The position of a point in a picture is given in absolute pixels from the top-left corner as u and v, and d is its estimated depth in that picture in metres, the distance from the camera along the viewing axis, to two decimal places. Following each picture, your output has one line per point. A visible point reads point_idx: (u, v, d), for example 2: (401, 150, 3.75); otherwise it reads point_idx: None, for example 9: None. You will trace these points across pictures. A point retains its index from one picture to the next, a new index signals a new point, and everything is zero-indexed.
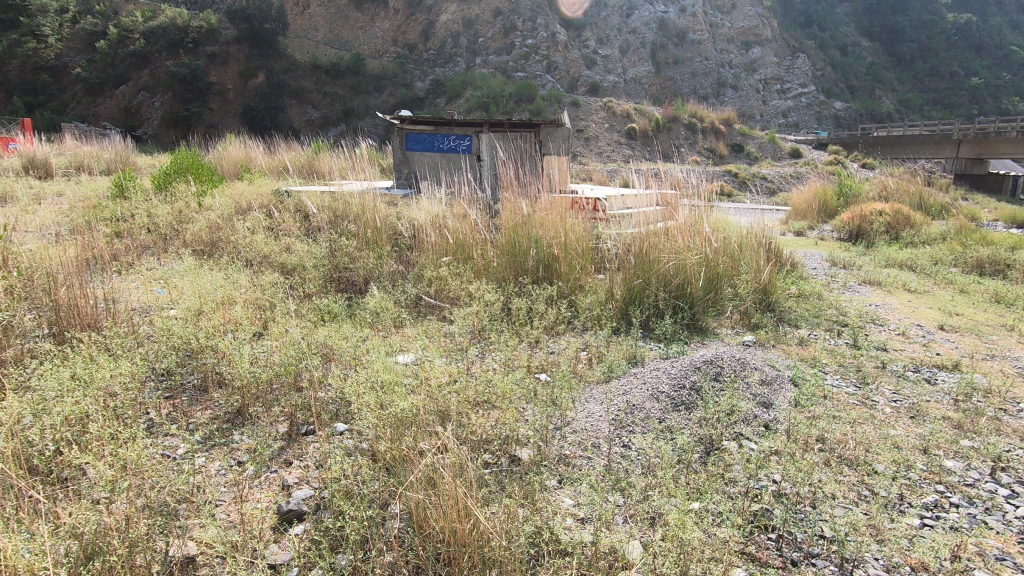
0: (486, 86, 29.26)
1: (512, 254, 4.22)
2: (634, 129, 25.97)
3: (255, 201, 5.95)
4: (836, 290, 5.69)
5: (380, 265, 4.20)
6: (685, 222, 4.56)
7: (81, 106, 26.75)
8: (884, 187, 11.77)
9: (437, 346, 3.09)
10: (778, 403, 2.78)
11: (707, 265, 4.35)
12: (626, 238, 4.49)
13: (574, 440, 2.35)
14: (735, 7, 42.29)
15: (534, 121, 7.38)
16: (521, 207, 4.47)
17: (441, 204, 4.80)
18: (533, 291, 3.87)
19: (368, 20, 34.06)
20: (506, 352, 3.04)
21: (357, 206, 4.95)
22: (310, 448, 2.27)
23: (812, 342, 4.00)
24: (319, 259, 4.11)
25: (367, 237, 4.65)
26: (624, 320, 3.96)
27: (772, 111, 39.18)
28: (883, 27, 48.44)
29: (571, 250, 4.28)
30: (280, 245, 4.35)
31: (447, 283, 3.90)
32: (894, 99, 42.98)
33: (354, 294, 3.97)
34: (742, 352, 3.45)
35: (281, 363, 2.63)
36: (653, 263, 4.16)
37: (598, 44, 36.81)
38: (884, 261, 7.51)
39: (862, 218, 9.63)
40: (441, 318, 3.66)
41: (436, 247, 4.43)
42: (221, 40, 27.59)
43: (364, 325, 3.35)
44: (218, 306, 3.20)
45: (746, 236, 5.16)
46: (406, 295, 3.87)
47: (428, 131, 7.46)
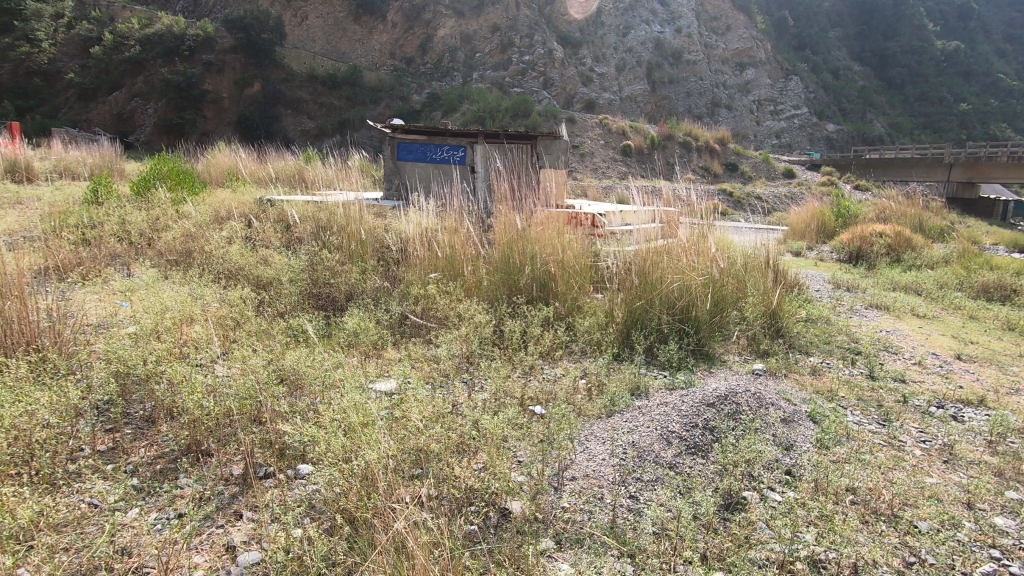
0: (482, 100, 29.30)
1: (505, 272, 3.94)
2: (629, 146, 25.97)
3: (235, 209, 5.65)
4: (844, 313, 5.44)
5: (364, 281, 3.90)
6: (688, 241, 4.29)
7: (72, 111, 26.42)
8: (883, 209, 11.67)
9: (418, 373, 2.80)
10: (798, 445, 2.50)
11: (713, 286, 4.09)
12: (627, 255, 4.23)
13: (574, 489, 2.04)
14: (730, 28, 42.79)
15: (530, 133, 7.18)
16: (515, 220, 4.19)
17: (431, 215, 4.51)
18: (527, 312, 3.60)
19: (366, 33, 34.07)
20: (495, 383, 2.74)
21: (342, 216, 4.66)
22: (265, 495, 1.95)
23: (826, 372, 3.75)
24: (297, 274, 3.80)
25: (351, 250, 4.36)
26: (626, 344, 3.69)
27: (766, 132, 39.48)
28: (874, 52, 49.21)
29: (569, 267, 3.99)
30: (257, 257, 4.03)
31: (434, 302, 3.61)
32: (885, 123, 43.52)
33: (334, 312, 3.66)
34: (754, 384, 3.18)
35: (237, 392, 2.30)
36: (656, 284, 3.90)
37: (594, 62, 36.98)
38: (888, 284, 7.31)
39: (863, 239, 9.51)
40: (426, 340, 3.36)
41: (423, 260, 4.14)
42: (218, 49, 27.42)
43: (340, 348, 3.05)
44: (179, 324, 2.90)
45: (750, 256, 4.92)
46: (390, 315, 3.56)
47: (421, 140, 7.23)
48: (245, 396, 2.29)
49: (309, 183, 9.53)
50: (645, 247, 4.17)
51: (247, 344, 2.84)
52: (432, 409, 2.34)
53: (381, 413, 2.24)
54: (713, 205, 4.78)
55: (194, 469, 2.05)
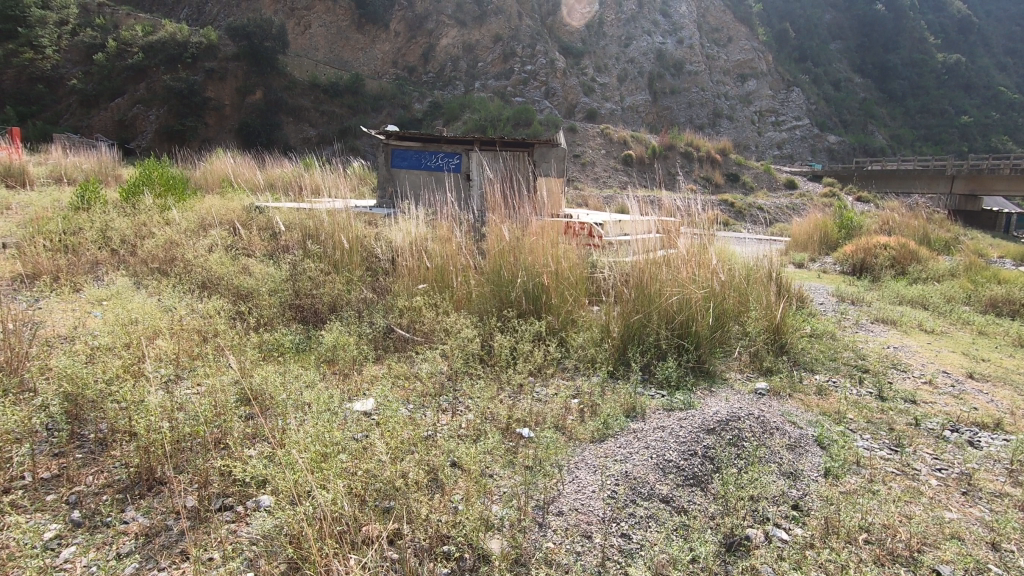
0: (484, 109, 29.31)
1: (496, 284, 3.77)
2: (631, 155, 25.90)
3: (222, 216, 5.50)
4: (849, 329, 5.26)
5: (349, 292, 3.74)
6: (688, 253, 4.12)
7: (74, 117, 26.42)
8: (887, 221, 11.52)
9: (398, 394, 2.63)
10: (805, 474, 2.32)
11: (714, 300, 3.92)
12: (625, 266, 4.05)
13: (560, 525, 1.86)
14: (731, 40, 42.96)
15: (527, 141, 7.05)
16: (507, 230, 4.03)
17: (421, 224, 4.35)
18: (518, 326, 3.42)
19: (369, 41, 34.18)
20: (481, 403, 2.57)
21: (329, 224, 4.50)
22: (220, 530, 1.78)
23: (833, 392, 3.56)
24: (279, 284, 3.64)
25: (337, 259, 4.20)
26: (622, 362, 3.53)
27: (767, 142, 39.47)
28: (875, 64, 49.34)
29: (564, 280, 3.83)
30: (237, 266, 3.86)
31: (422, 313, 3.45)
32: (886, 135, 43.46)
33: (315, 324, 3.49)
34: (757, 406, 2.99)
35: (195, 413, 2.12)
36: (654, 298, 3.73)
37: (596, 72, 37.08)
38: (893, 297, 7.13)
39: (866, 251, 9.36)
40: (410, 356, 3.19)
41: (412, 271, 3.98)
42: (221, 56, 27.47)
43: (316, 365, 2.87)
44: (146, 339, 2.73)
45: (752, 268, 4.75)
46: (374, 328, 3.42)
47: (415, 147, 7.09)
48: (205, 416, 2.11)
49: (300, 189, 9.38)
50: (643, 258, 4.00)
51: (218, 363, 2.67)
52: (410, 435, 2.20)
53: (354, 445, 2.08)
54: (713, 216, 4.61)
55: (144, 500, 1.88)
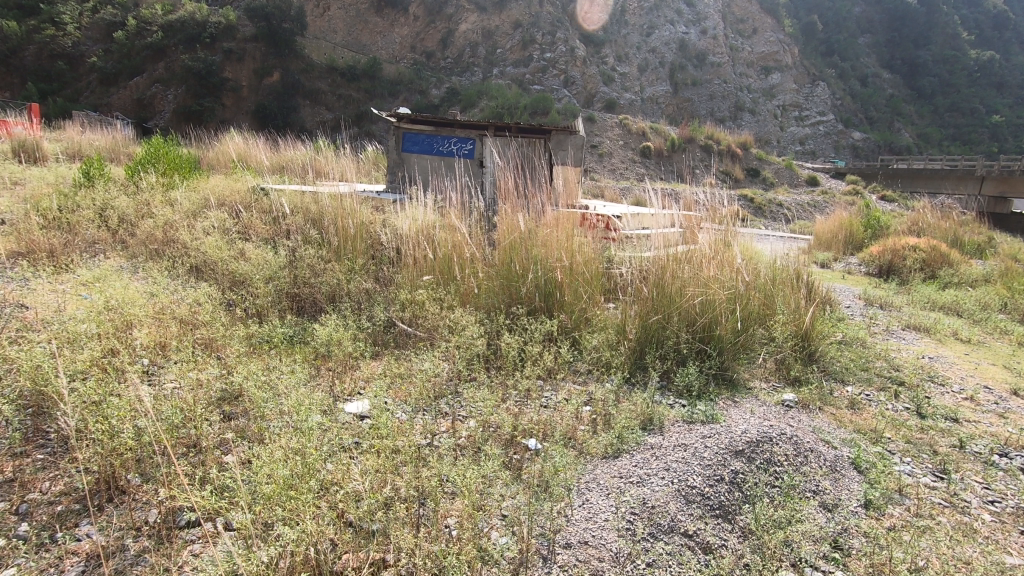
0: (501, 97, 28.92)
1: (506, 279, 3.52)
2: (649, 147, 25.40)
3: (225, 197, 5.31)
4: (880, 335, 4.96)
5: (350, 281, 3.54)
6: (713, 250, 3.85)
7: (93, 95, 26.47)
8: (915, 222, 11.08)
9: (393, 398, 2.44)
10: (845, 505, 2.06)
11: (740, 302, 3.65)
12: (642, 262, 3.78)
13: (566, 561, 1.64)
14: (757, 31, 41.97)
15: (544, 127, 6.77)
16: (520, 221, 3.78)
17: (429, 211, 4.13)
18: (528, 324, 3.19)
19: (387, 25, 33.87)
20: (482, 414, 2.37)
21: (333, 209, 4.26)
22: (182, 553, 1.58)
23: (867, 407, 3.29)
24: (275, 271, 3.43)
25: (341, 245, 3.98)
26: (639, 366, 3.29)
27: (790, 138, 38.58)
28: (904, 60, 47.92)
29: (578, 274, 3.58)
30: (235, 249, 3.65)
31: (426, 307, 3.24)
32: (913, 133, 42.27)
33: (312, 316, 3.30)
34: (785, 422, 2.74)
35: (166, 412, 1.92)
36: (675, 298, 3.47)
37: (617, 61, 36.40)
38: (924, 301, 6.77)
39: (894, 253, 8.98)
40: (409, 354, 2.98)
41: (417, 261, 3.77)
42: (239, 37, 27.25)
43: (306, 364, 2.68)
44: (123, 329, 2.53)
45: (778, 269, 4.47)
46: (374, 323, 3.23)
47: (427, 131, 6.83)
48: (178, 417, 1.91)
49: (301, 172, 9.13)
50: (663, 253, 3.74)
51: (201, 362, 2.48)
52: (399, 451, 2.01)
53: (340, 463, 1.88)
54: (738, 211, 4.34)
55: (103, 512, 1.69)
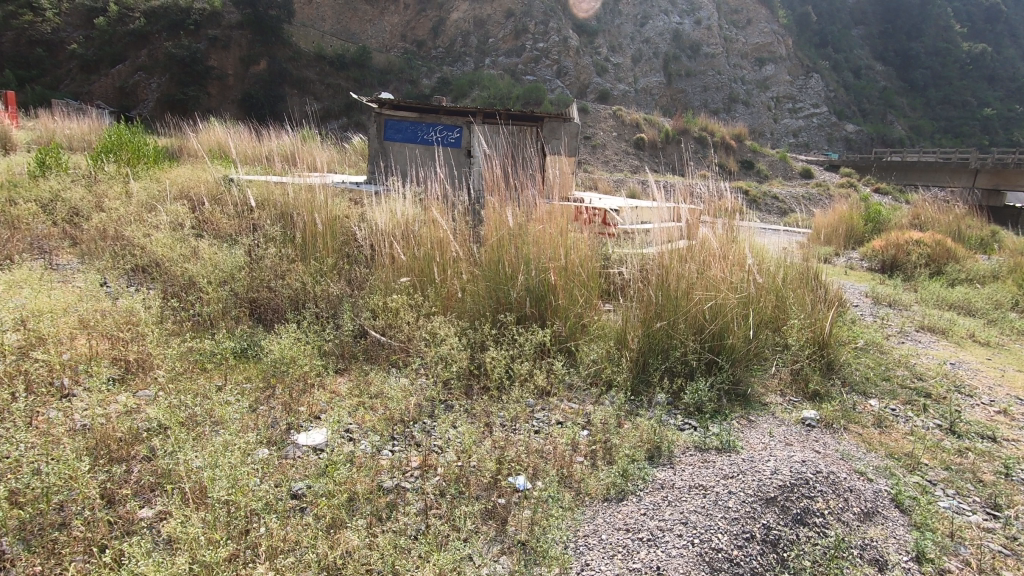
0: (493, 87, 28.43)
1: (492, 281, 3.14)
2: (642, 139, 25.03)
3: (188, 186, 4.86)
4: (895, 338, 4.61)
5: (317, 284, 3.15)
6: (721, 247, 3.47)
7: (74, 83, 25.67)
8: (917, 215, 10.81)
9: (352, 430, 2.12)
10: (894, 562, 1.73)
11: (750, 306, 3.32)
12: (643, 260, 3.38)
13: None
14: (751, 22, 41.55)
15: (536, 113, 6.40)
16: (509, 217, 3.38)
17: (409, 204, 3.74)
18: (517, 334, 2.83)
19: (377, 14, 33.20)
20: (461, 448, 2.03)
21: (301, 201, 3.86)
22: None
23: (895, 424, 2.95)
24: (230, 271, 3.04)
25: (310, 240, 3.57)
26: (641, 382, 2.95)
27: (783, 130, 38.27)
28: (896, 52, 47.63)
29: (573, 275, 3.22)
30: (187, 246, 3.24)
31: (402, 314, 2.87)
32: (906, 126, 42.03)
33: (271, 325, 2.93)
34: (811, 450, 2.40)
35: (53, 463, 1.57)
36: (682, 303, 3.10)
37: (610, 52, 35.89)
38: (934, 300, 6.46)
39: (898, 247, 8.72)
40: (380, 372, 2.62)
41: (392, 258, 3.37)
42: (225, 24, 26.51)
43: (255, 391, 2.32)
44: (27, 350, 2.17)
45: (787, 268, 4.10)
46: (342, 332, 2.86)
47: (411, 118, 6.41)
48: (66, 469, 1.55)
49: (282, 161, 8.70)
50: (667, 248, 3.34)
51: (120, 392, 2.09)
52: (360, 521, 1.70)
53: (279, 533, 1.54)
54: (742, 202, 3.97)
55: None
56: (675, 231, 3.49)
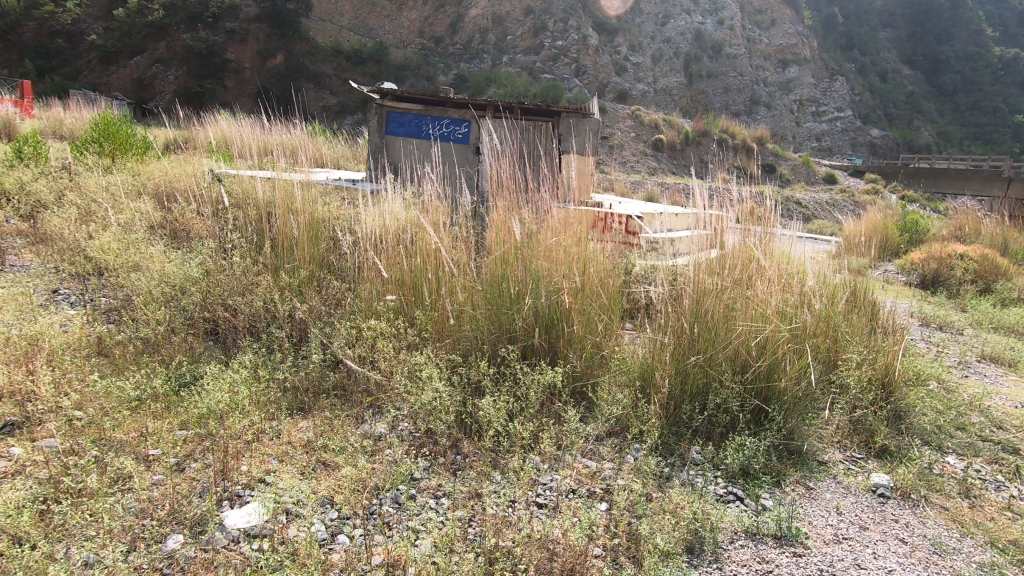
0: (510, 85, 28.00)
1: (492, 304, 2.63)
2: (661, 140, 24.33)
3: (160, 181, 4.38)
4: (958, 372, 4.00)
5: (287, 301, 2.66)
6: (767, 265, 2.91)
7: (93, 74, 25.65)
8: (959, 226, 10.08)
9: (290, 508, 1.66)
10: None
11: (800, 341, 2.77)
12: (675, 276, 2.85)
13: None
14: (775, 23, 40.63)
15: (552, 109, 5.89)
16: (517, 226, 2.88)
17: (403, 205, 3.25)
18: (523, 373, 2.29)
19: (395, 10, 32.86)
20: (438, 541, 1.55)
21: (278, 198, 3.38)
22: None
23: (986, 494, 2.38)
24: (180, 283, 2.58)
25: (286, 246, 3.07)
26: (671, 434, 2.43)
27: (806, 134, 37.29)
28: (926, 56, 46.21)
29: (591, 296, 2.70)
30: (136, 252, 2.77)
31: (383, 342, 2.36)
32: (933, 131, 40.69)
33: (227, 349, 2.45)
34: (895, 552, 1.88)
35: None
36: (723, 333, 2.57)
37: (630, 51, 35.24)
38: (989, 323, 5.82)
39: (941, 261, 8.03)
40: (346, 425, 2.13)
41: (376, 270, 2.85)
42: (243, 17, 26.30)
43: (174, 451, 1.84)
44: None
45: (837, 294, 3.54)
46: (313, 362, 2.38)
47: (415, 111, 5.93)
48: None
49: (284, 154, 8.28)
50: (697, 262, 2.81)
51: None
52: None
53: None
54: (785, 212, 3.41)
55: None
56: (705, 238, 2.92)
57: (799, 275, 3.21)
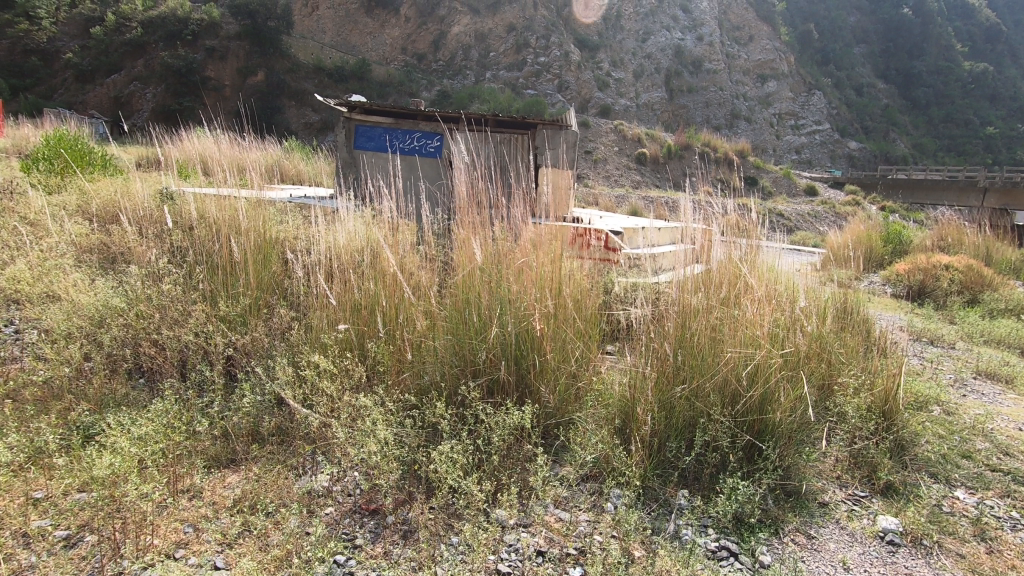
0: (493, 101, 28.04)
1: (455, 333, 2.36)
2: (644, 154, 24.40)
3: (102, 199, 4.06)
4: (957, 392, 3.77)
5: (221, 333, 2.36)
6: (756, 284, 2.68)
7: (69, 93, 25.17)
8: (942, 236, 10.02)
9: None
10: None
11: (794, 367, 2.54)
12: (656, 296, 2.62)
13: None
14: (753, 39, 41.38)
15: (528, 120, 5.71)
16: (483, 246, 2.63)
17: (362, 223, 2.98)
18: (487, 414, 2.03)
19: (377, 26, 32.65)
20: None
21: (222, 218, 3.10)
22: None
23: (1003, 536, 2.15)
24: (95, 317, 2.27)
25: (232, 269, 2.78)
26: (656, 476, 2.19)
27: (786, 147, 37.83)
28: (899, 70, 47.29)
29: (566, 322, 2.45)
30: (52, 280, 2.47)
31: (326, 380, 2.06)
32: (909, 143, 41.43)
33: (148, 390, 2.15)
34: None
35: None
36: (710, 360, 2.33)
37: (612, 67, 35.57)
38: (981, 335, 5.65)
39: (926, 272, 7.92)
40: (282, 483, 1.85)
41: (326, 297, 2.57)
42: (223, 35, 26.08)
43: (62, 522, 1.55)
44: None
45: (829, 312, 3.32)
46: (248, 403, 2.10)
47: (385, 124, 5.72)
48: None
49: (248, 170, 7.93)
50: (679, 280, 2.57)
51: None
52: None
53: None
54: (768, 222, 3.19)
55: None
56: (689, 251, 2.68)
57: (788, 292, 2.99)
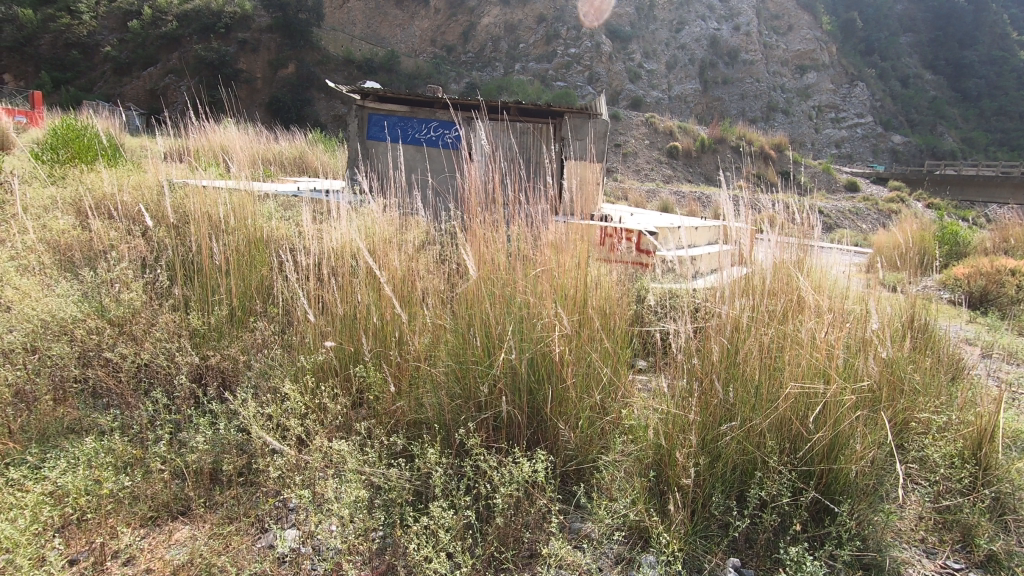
0: (522, 93, 27.51)
1: (458, 357, 2.00)
2: (676, 147, 23.57)
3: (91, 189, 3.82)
4: None
5: (187, 353, 2.03)
6: (820, 299, 2.22)
7: (107, 85, 25.61)
8: (1006, 238, 9.20)
9: None
10: None
11: (868, 403, 2.08)
12: (699, 312, 2.20)
13: None
14: (792, 29, 39.96)
15: (552, 108, 5.38)
16: (495, 248, 2.25)
17: (361, 223, 2.64)
18: (490, 463, 1.64)
19: (407, 18, 32.43)
20: None
21: (209, 213, 2.81)
22: None
23: None
24: (38, 329, 1.98)
25: (214, 275, 2.48)
26: (701, 540, 1.78)
27: (825, 141, 36.27)
28: (948, 60, 44.94)
29: (591, 342, 2.06)
30: (8, 285, 2.21)
31: (295, 415, 1.72)
32: (958, 137, 39.30)
33: (97, 414, 1.86)
34: None
35: None
36: (767, 394, 1.91)
37: (644, 58, 34.63)
38: None
39: (989, 278, 7.24)
40: (234, 542, 1.52)
41: (315, 307, 2.22)
42: (255, 27, 26.25)
43: None
44: None
45: (897, 330, 2.84)
46: (208, 436, 1.77)
47: (400, 113, 5.43)
48: None
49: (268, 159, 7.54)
50: (725, 290, 2.16)
51: None
52: None
53: None
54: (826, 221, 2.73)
55: None
56: (736, 258, 2.26)
57: (855, 306, 2.53)
